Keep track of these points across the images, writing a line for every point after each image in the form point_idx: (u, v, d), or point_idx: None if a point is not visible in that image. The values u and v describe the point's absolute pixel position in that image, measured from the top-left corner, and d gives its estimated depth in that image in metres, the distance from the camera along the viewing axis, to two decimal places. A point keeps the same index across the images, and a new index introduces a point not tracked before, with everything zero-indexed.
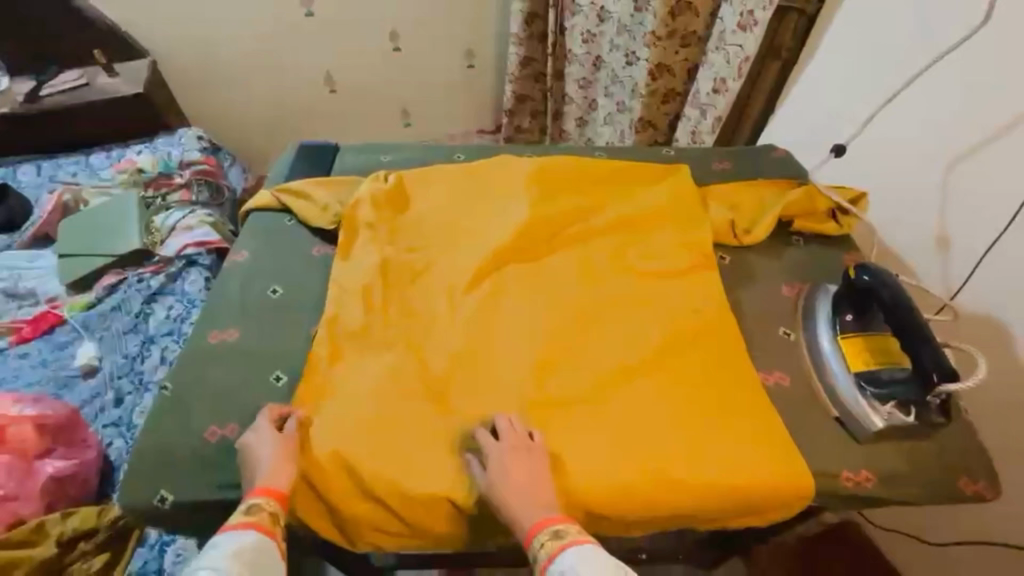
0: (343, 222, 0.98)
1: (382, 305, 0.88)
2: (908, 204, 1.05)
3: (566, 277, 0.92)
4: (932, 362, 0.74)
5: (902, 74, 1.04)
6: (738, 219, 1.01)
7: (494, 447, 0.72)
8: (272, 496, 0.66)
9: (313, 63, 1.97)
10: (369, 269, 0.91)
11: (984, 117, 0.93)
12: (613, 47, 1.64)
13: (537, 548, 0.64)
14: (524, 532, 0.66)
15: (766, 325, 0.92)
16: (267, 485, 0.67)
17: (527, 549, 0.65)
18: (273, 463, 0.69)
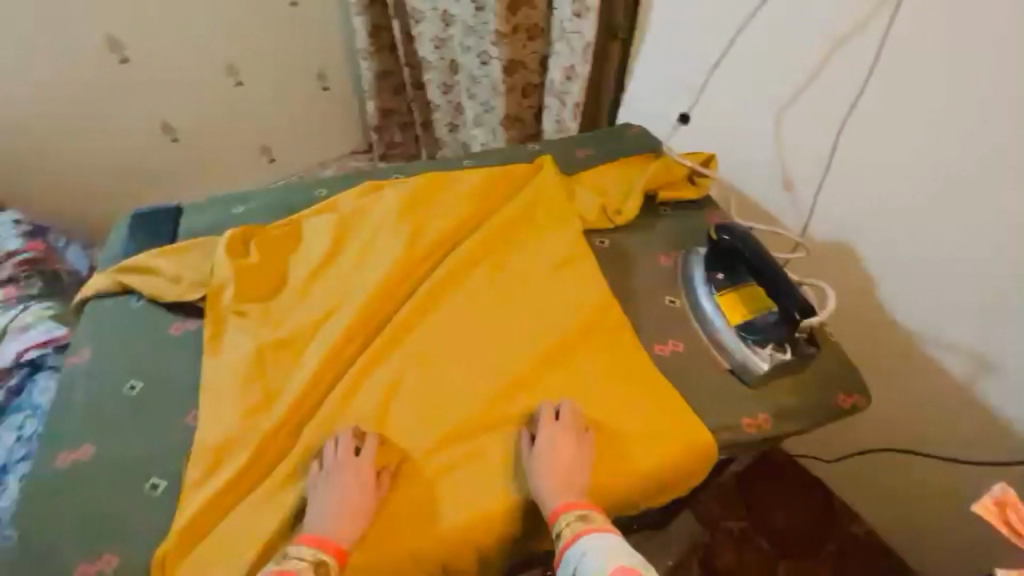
0: (206, 304, 0.93)
1: (272, 380, 0.86)
2: (750, 155, 1.30)
3: (455, 303, 0.94)
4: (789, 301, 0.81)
5: (724, 31, 1.26)
6: (609, 203, 1.09)
7: (552, 428, 0.78)
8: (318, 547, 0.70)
9: (144, 113, 1.98)
10: (242, 358, 0.87)
11: (789, 77, 1.18)
12: (465, 49, 1.94)
13: (562, 525, 0.71)
14: (559, 505, 0.73)
15: (654, 298, 0.96)
16: (320, 537, 0.70)
17: (551, 525, 0.72)
18: (326, 510, 0.72)
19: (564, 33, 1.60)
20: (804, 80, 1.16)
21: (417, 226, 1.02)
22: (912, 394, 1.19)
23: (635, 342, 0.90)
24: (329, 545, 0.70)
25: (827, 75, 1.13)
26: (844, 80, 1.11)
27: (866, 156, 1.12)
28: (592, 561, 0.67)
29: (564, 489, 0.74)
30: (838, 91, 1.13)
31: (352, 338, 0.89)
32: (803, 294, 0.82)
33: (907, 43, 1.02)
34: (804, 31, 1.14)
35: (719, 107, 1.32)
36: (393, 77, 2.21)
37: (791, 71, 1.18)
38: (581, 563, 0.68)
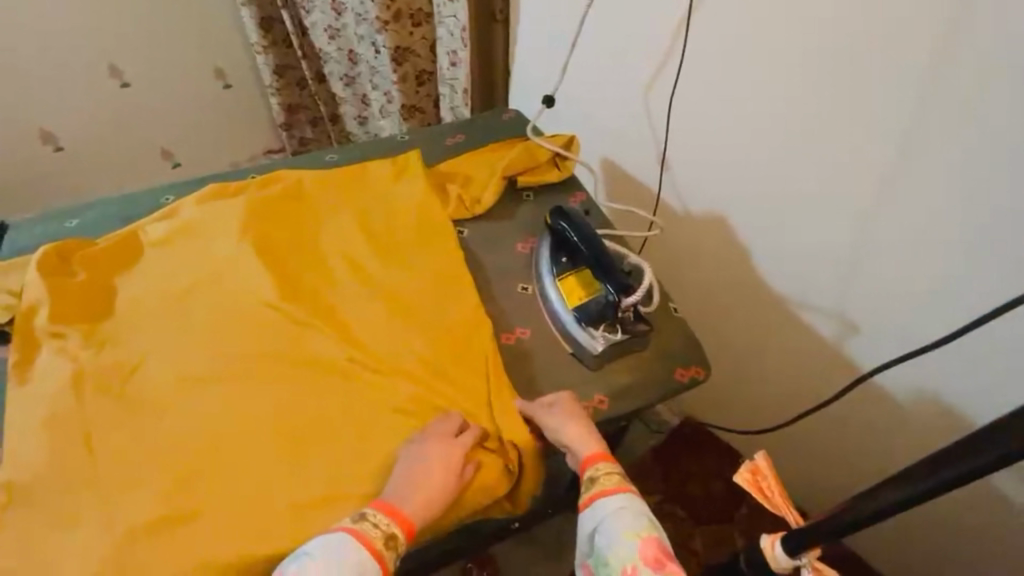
0: (15, 327, 0.84)
1: (84, 412, 0.79)
2: (623, 134, 1.31)
3: (299, 320, 0.88)
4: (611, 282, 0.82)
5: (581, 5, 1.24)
6: (467, 193, 1.07)
7: (558, 405, 0.80)
8: (400, 521, 0.72)
9: (20, 122, 1.84)
10: (57, 386, 0.80)
11: (647, 52, 1.17)
12: (359, 39, 1.85)
13: (596, 473, 0.75)
14: (587, 459, 0.76)
15: (506, 286, 0.95)
16: (396, 509, 0.72)
17: (586, 472, 0.75)
18: (425, 482, 0.74)
19: (443, 18, 1.56)
20: (660, 56, 1.15)
21: (264, 237, 0.96)
22: (791, 358, 1.22)
23: (485, 347, 0.86)
24: (402, 518, 0.72)
25: (678, 49, 1.12)
26: (692, 57, 1.10)
27: (723, 133, 1.12)
28: (624, 519, 0.70)
29: (592, 442, 0.77)
30: (693, 67, 1.11)
31: (182, 365, 0.84)
32: (625, 276, 0.83)
33: (728, 19, 1.02)
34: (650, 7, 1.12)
35: (593, 86, 1.31)
36: (294, 71, 2.11)
37: (646, 48, 1.17)
38: (612, 518, 0.71)
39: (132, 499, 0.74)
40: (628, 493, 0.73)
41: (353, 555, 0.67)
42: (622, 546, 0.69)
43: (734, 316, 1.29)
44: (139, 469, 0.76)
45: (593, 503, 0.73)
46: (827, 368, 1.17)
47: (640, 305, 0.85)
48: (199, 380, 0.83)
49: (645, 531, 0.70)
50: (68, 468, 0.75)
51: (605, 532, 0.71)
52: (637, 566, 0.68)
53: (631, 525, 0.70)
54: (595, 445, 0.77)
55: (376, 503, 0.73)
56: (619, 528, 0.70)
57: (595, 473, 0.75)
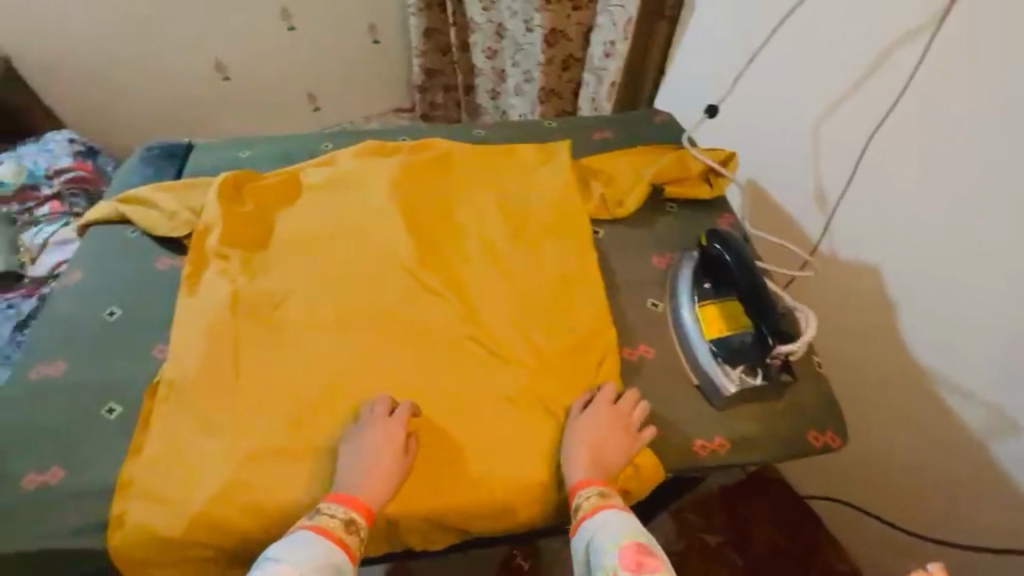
0: (192, 243, 0.93)
1: (235, 329, 0.84)
2: (780, 156, 1.19)
3: (433, 289, 0.90)
4: (764, 323, 0.76)
5: (773, 17, 1.15)
6: (611, 193, 1.04)
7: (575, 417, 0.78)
8: (356, 507, 0.71)
9: (200, 51, 2.07)
10: (216, 304, 0.86)
11: (834, 79, 1.07)
12: (512, 14, 1.86)
13: (582, 498, 0.72)
14: (574, 482, 0.73)
15: (635, 298, 0.91)
16: (351, 496, 0.71)
17: (573, 498, 0.72)
18: (371, 470, 0.73)
19: (608, 6, 1.51)
20: (848, 86, 1.05)
21: (410, 201, 0.99)
22: (933, 449, 1.06)
23: (612, 357, 0.83)
24: (362, 505, 0.71)
25: (873, 84, 1.01)
26: (886, 94, 1.00)
27: (907, 180, 0.99)
28: (605, 533, 0.68)
29: (579, 464, 0.74)
30: (883, 104, 1.00)
31: (322, 308, 0.88)
32: (783, 321, 0.77)
33: (947, 56, 0.91)
34: (853, 29, 1.02)
35: (758, 103, 1.22)
36: (441, 36, 2.17)
37: (833, 73, 1.07)
38: (593, 539, 0.68)
39: (262, 424, 0.77)
40: (605, 510, 0.70)
41: (312, 544, 0.66)
42: (606, 558, 0.66)
43: (869, 386, 1.14)
44: (271, 396, 0.79)
45: (575, 530, 0.70)
46: (978, 473, 1.00)
47: (791, 356, 0.77)
48: (332, 325, 0.86)
49: (623, 540, 0.66)
50: (215, 379, 0.79)
51: (591, 553, 0.67)
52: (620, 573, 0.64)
53: (611, 537, 0.67)
54: (576, 474, 0.74)
55: (335, 495, 0.71)
56: (601, 544, 0.67)
57: (580, 501, 0.72)
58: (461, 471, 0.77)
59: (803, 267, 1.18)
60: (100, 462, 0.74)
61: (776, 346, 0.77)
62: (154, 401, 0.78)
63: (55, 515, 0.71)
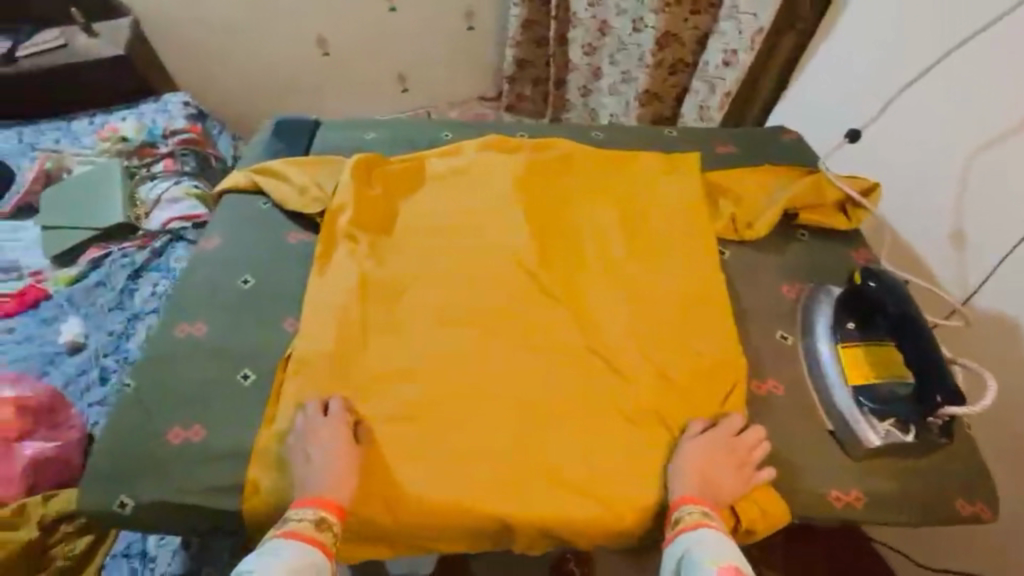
0: (324, 222, 0.96)
1: (363, 314, 0.87)
2: (915, 187, 1.11)
3: (552, 295, 0.89)
4: (935, 379, 0.69)
5: (936, 50, 1.06)
6: (739, 213, 0.99)
7: (692, 438, 0.75)
8: (327, 507, 0.69)
9: (306, 25, 2.17)
10: (345, 286, 0.88)
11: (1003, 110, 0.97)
12: (621, 12, 1.80)
13: (684, 511, 0.68)
14: (678, 495, 0.70)
15: (763, 328, 0.88)
16: (319, 498, 0.70)
17: (673, 509, 0.69)
18: (332, 473, 0.72)
19: (735, 12, 1.33)
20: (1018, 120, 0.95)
21: (533, 201, 0.98)
22: None
23: (739, 387, 0.80)
24: (332, 504, 0.69)
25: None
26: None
27: None
28: (704, 547, 0.63)
29: (689, 481, 0.71)
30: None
31: (443, 302, 0.88)
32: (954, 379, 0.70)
33: None
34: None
35: (905, 130, 1.12)
36: (538, 29, 2.15)
37: (1002, 105, 0.97)
38: (689, 551, 0.63)
39: (386, 410, 0.79)
40: (706, 528, 0.66)
41: (289, 546, 0.64)
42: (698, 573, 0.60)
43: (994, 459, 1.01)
44: (394, 385, 0.81)
45: (671, 538, 0.66)
46: None
47: (953, 418, 0.72)
48: (453, 318, 0.87)
49: (722, 560, 0.61)
50: (344, 360, 0.82)
51: (682, 565, 0.63)
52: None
53: (711, 553, 0.62)
54: (681, 489, 0.71)
55: (299, 501, 0.70)
56: (698, 556, 0.62)
57: (681, 514, 0.68)
58: (576, 482, 0.75)
59: (952, 316, 1.03)
60: (236, 425, 0.78)
61: (943, 407, 0.70)
62: (285, 374, 0.81)
63: (199, 473, 0.74)
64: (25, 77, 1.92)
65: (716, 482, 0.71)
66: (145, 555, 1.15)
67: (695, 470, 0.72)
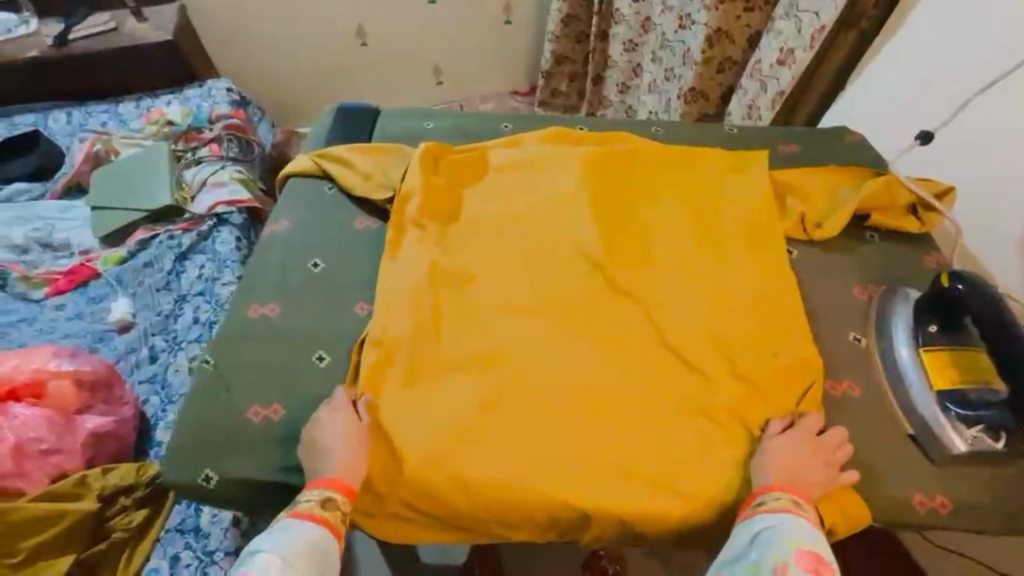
0: (393, 210, 0.97)
1: (433, 302, 0.87)
2: (995, 189, 1.05)
3: (620, 290, 0.89)
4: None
5: (1015, 52, 1.00)
6: (810, 213, 0.98)
7: (778, 434, 0.75)
8: (334, 488, 0.71)
9: (347, 15, 2.17)
10: (417, 273, 0.89)
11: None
12: (665, 9, 1.75)
13: (769, 497, 0.68)
14: (762, 483, 0.70)
15: (836, 328, 0.87)
16: (327, 478, 0.72)
17: (757, 495, 0.69)
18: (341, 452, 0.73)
19: (794, 10, 1.28)
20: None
21: (599, 195, 0.97)
22: None
23: (816, 384, 0.81)
24: (339, 484, 0.71)
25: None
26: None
27: None
28: (784, 529, 0.64)
29: (776, 471, 0.71)
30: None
31: (511, 293, 0.88)
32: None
33: None
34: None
35: (977, 134, 1.07)
36: (579, 23, 2.13)
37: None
38: (769, 530, 0.64)
39: (458, 396, 0.80)
40: (791, 514, 0.66)
41: (293, 525, 0.67)
42: (776, 550, 0.62)
43: None
44: (466, 373, 0.82)
45: (749, 518, 0.67)
46: None
47: None
48: (522, 307, 0.87)
49: (803, 543, 0.62)
50: (417, 347, 0.83)
51: (757, 542, 0.64)
52: (790, 567, 0.60)
53: (792, 536, 0.63)
54: (770, 477, 0.71)
55: (310, 484, 0.72)
56: (778, 536, 0.63)
57: (764, 499, 0.68)
58: (648, 476, 0.75)
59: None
60: (317, 402, 0.82)
61: None
62: (362, 355, 0.83)
63: (288, 450, 0.79)
64: (76, 60, 1.95)
65: (808, 478, 0.71)
66: (198, 529, 1.17)
67: (785, 465, 0.71)
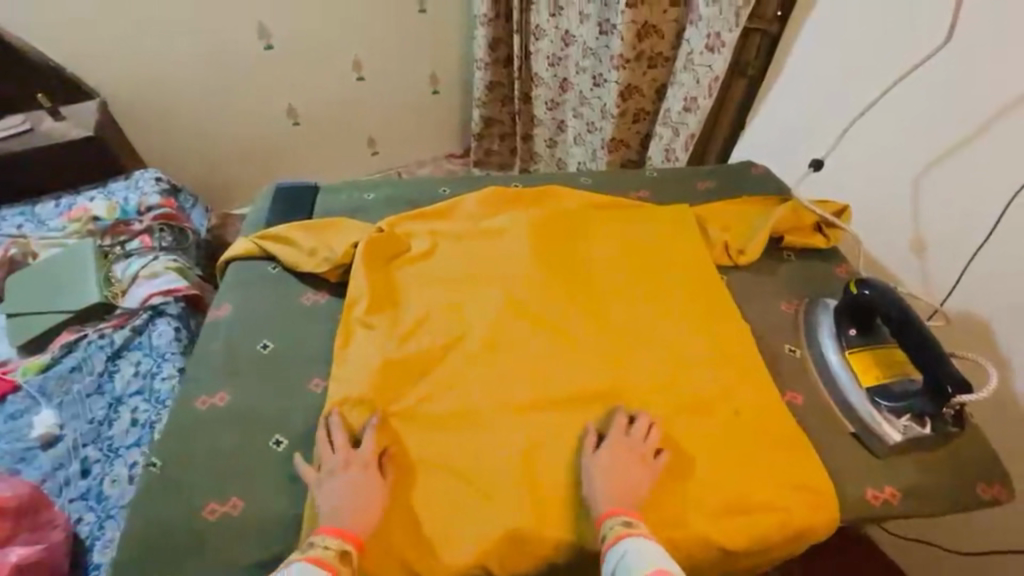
0: (341, 314, 0.96)
1: (398, 385, 0.87)
2: (876, 204, 1.21)
3: (572, 325, 0.94)
4: (943, 376, 0.76)
5: (874, 90, 1.17)
6: (732, 240, 1.07)
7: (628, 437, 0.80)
8: (346, 537, 0.71)
9: (279, 98, 2.23)
10: (371, 355, 0.90)
11: (956, 123, 1.05)
12: (580, 69, 1.91)
13: (608, 528, 0.71)
14: (597, 514, 0.74)
15: (773, 342, 0.94)
16: (342, 528, 0.72)
17: (600, 527, 0.72)
18: (353, 507, 0.74)
19: (692, 65, 1.44)
20: (981, 122, 1.02)
21: (548, 254, 1.02)
22: None
23: (775, 402, 0.85)
24: (353, 536, 0.71)
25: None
26: (1020, 135, 0.97)
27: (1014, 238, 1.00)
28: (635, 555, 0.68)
29: (613, 497, 0.75)
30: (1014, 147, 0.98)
31: (470, 350, 0.91)
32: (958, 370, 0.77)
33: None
34: (977, 89, 1.02)
35: (860, 156, 1.22)
36: (503, 88, 2.29)
37: (934, 136, 1.09)
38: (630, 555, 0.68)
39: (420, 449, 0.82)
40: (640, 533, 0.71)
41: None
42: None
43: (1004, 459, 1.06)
44: (433, 440, 0.83)
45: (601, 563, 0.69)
46: None
47: (962, 407, 0.80)
48: (476, 349, 0.91)
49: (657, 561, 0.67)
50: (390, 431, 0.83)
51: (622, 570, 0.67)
52: None
53: (649, 556, 0.68)
54: (628, 503, 0.75)
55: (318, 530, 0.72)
56: (631, 565, 0.66)
57: (608, 526, 0.72)
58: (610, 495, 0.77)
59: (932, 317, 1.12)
60: (279, 489, 0.79)
61: (954, 395, 0.77)
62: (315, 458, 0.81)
63: (247, 542, 0.75)
64: None
65: (631, 490, 0.76)
66: None
67: (612, 484, 0.75)
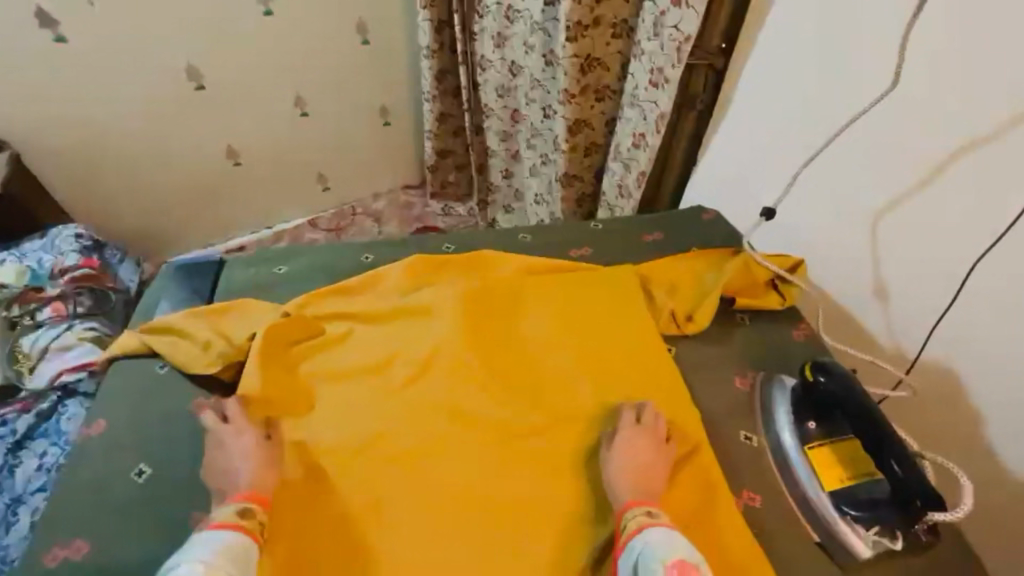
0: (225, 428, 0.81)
1: (289, 511, 0.73)
2: (836, 249, 1.13)
3: (506, 417, 0.83)
4: (915, 489, 0.69)
5: (824, 130, 1.09)
6: (679, 306, 0.97)
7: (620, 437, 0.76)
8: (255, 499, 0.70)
9: (215, 138, 2.07)
10: None
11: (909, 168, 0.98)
12: (529, 101, 1.81)
13: (628, 518, 0.67)
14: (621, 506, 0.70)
15: (727, 430, 0.84)
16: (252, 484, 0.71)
17: (620, 519, 0.69)
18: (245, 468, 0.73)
19: (637, 100, 1.35)
20: (930, 168, 0.95)
21: (478, 334, 0.91)
22: None
23: (731, 510, 0.74)
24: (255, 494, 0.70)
25: (986, 157, 0.87)
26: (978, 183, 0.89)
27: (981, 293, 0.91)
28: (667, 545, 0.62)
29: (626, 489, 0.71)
30: (977, 195, 0.89)
31: (385, 457, 0.79)
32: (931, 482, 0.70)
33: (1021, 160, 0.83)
34: (926, 133, 0.94)
35: (816, 198, 1.14)
36: (453, 120, 2.19)
37: (886, 181, 1.01)
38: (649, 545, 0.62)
39: None
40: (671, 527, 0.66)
41: (209, 535, 0.63)
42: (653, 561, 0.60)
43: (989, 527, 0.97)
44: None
45: (626, 544, 0.65)
46: None
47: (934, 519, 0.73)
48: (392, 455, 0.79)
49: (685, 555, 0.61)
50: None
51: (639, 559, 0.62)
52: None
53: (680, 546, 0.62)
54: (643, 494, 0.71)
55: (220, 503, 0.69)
56: (652, 553, 0.61)
57: (629, 515, 0.68)
58: None
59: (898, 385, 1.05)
60: None
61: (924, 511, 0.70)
62: None
63: None
64: None
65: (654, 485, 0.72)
66: None
67: (634, 473, 0.73)
